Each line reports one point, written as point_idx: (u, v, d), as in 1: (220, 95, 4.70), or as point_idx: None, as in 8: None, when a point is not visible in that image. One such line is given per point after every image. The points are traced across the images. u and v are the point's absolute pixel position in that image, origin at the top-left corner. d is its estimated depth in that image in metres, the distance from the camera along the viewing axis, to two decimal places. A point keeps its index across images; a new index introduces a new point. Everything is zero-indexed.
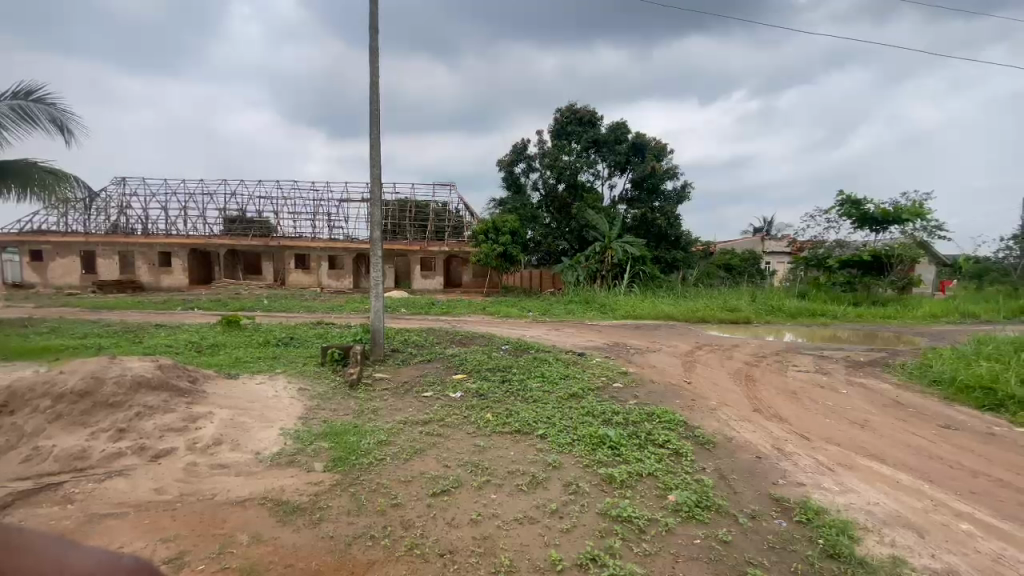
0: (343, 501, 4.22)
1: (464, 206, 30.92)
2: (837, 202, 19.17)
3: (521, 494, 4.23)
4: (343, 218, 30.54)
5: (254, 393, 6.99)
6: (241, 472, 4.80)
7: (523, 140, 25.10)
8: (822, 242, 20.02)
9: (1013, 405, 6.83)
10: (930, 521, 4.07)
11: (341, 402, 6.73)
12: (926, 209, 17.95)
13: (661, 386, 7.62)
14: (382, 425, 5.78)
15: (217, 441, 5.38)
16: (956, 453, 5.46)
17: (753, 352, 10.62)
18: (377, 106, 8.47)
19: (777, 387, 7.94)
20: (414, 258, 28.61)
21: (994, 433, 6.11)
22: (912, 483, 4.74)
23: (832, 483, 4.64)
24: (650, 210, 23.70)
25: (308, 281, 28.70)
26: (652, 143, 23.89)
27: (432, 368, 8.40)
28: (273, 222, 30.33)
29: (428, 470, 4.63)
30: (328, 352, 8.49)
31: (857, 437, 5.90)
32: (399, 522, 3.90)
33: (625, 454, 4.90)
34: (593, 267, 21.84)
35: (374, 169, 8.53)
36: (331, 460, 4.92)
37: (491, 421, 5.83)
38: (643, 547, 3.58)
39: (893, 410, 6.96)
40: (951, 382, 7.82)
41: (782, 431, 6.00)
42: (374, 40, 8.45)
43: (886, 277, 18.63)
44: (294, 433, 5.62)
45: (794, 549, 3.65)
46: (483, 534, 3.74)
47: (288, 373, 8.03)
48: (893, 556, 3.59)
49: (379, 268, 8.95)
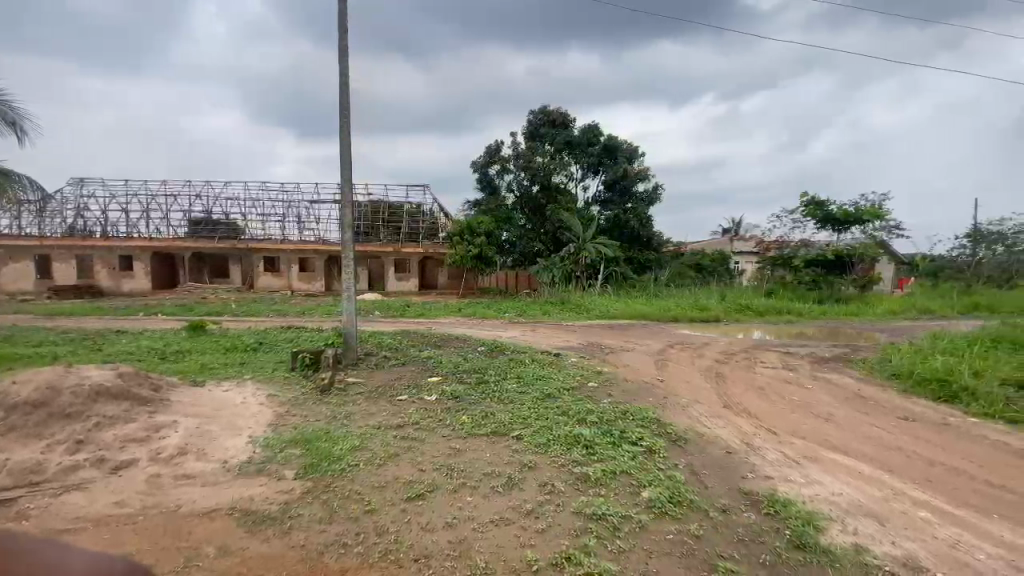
0: (315, 508, 4.13)
1: (438, 207, 30.79)
2: (802, 203, 19.76)
3: (496, 496, 4.22)
4: (314, 220, 30.00)
5: (221, 400, 6.79)
6: (207, 481, 4.65)
7: (498, 141, 25.10)
8: (787, 242, 20.51)
9: (967, 396, 7.17)
10: (889, 509, 4.24)
11: (313, 407, 6.59)
12: (884, 210, 18.71)
13: (634, 385, 7.73)
14: (355, 431, 5.68)
15: (182, 451, 5.20)
16: (913, 444, 5.71)
17: (723, 350, 10.88)
18: (347, 105, 8.34)
19: (747, 383, 8.14)
20: (386, 260, 28.26)
21: (949, 424, 6.39)
22: (874, 474, 4.93)
23: (797, 476, 4.78)
24: (622, 212, 24.10)
25: (279, 284, 28.06)
26: (624, 146, 24.27)
27: (407, 371, 8.29)
28: (240, 224, 29.57)
29: (402, 475, 4.57)
30: (298, 357, 8.31)
31: (822, 430, 6.10)
32: (372, 528, 3.84)
33: (600, 453, 4.94)
34: (568, 267, 22.03)
35: (345, 170, 8.39)
36: (301, 467, 4.82)
37: (468, 423, 5.81)
38: (618, 544, 3.62)
39: (855, 403, 7.22)
40: (910, 375, 8.16)
41: (751, 426, 6.15)
42: (344, 40, 8.31)
43: (847, 276, 19.39)
44: (263, 440, 5.48)
45: (762, 540, 3.74)
46: (458, 538, 3.71)
47: (257, 379, 7.83)
48: (855, 544, 3.72)
49: (351, 271, 8.79)
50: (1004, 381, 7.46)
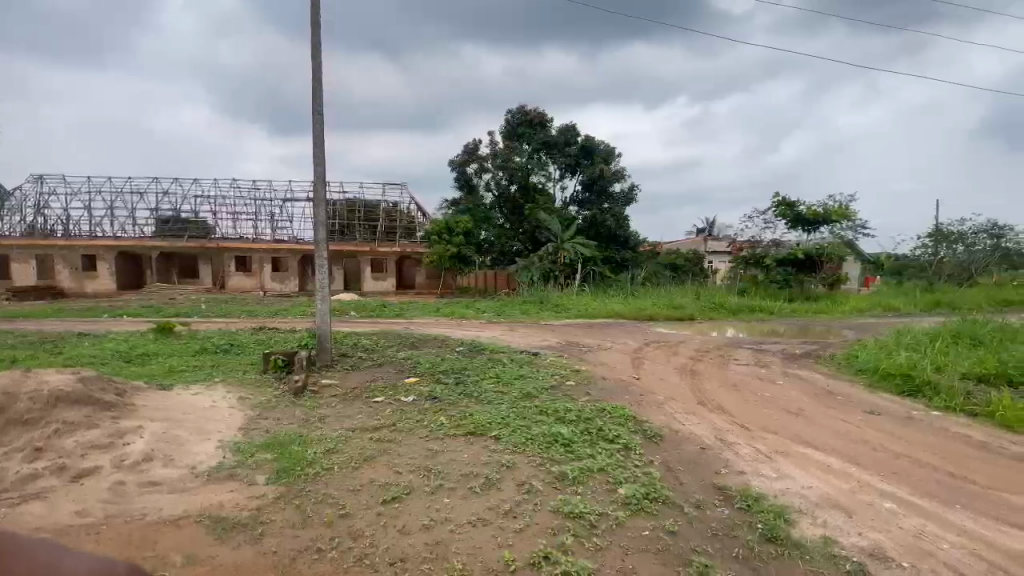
0: (288, 514, 4.03)
1: (415, 206, 30.50)
2: (773, 204, 20.22)
3: (474, 497, 4.19)
4: (288, 219, 29.41)
5: (190, 404, 6.58)
6: (174, 488, 4.50)
7: (475, 140, 25.02)
8: (758, 242, 20.94)
9: (928, 390, 7.44)
10: (857, 501, 4.37)
11: (286, 410, 6.45)
12: (851, 211, 19.27)
13: (611, 383, 7.79)
14: (330, 433, 5.57)
15: (148, 457, 5.02)
16: (879, 437, 5.89)
17: (697, 347, 11.06)
18: (320, 103, 8.18)
19: (721, 380, 8.29)
20: (362, 260, 27.85)
21: (913, 417, 6.62)
22: (842, 467, 5.07)
23: (769, 470, 4.89)
24: (600, 212, 24.31)
25: (251, 285, 27.37)
26: (601, 147, 24.46)
27: (383, 372, 8.18)
28: (211, 223, 28.82)
29: (378, 478, 4.51)
30: (271, 359, 8.12)
31: (793, 425, 6.25)
32: (347, 533, 3.78)
33: (577, 451, 4.96)
34: (547, 267, 22.15)
35: (317, 168, 8.23)
36: (274, 472, 4.70)
37: (446, 424, 5.76)
38: (595, 541, 3.64)
39: (824, 398, 7.43)
40: (876, 370, 8.43)
41: (725, 422, 6.27)
42: (316, 36, 8.16)
43: (816, 275, 19.95)
44: (233, 445, 5.33)
45: (735, 535, 3.81)
46: (435, 540, 3.67)
47: (227, 382, 7.63)
48: (824, 536, 3.82)
49: (324, 271, 8.63)
50: (963, 375, 7.77)
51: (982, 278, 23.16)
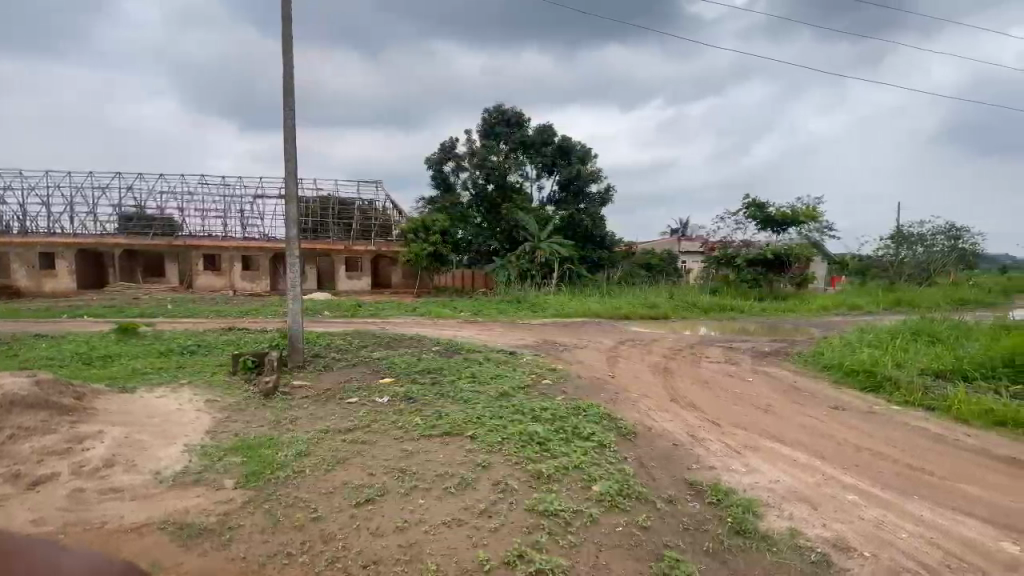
0: (257, 518, 3.94)
1: (391, 204, 30.13)
2: (744, 205, 20.72)
3: (449, 497, 4.16)
4: (259, 216, 28.74)
5: (154, 408, 6.37)
6: (137, 495, 4.35)
7: (452, 138, 24.90)
8: (730, 242, 21.41)
9: (889, 385, 7.74)
10: (821, 493, 4.52)
11: (255, 413, 6.30)
12: (818, 213, 19.87)
13: (587, 381, 7.86)
14: (300, 436, 5.46)
15: (109, 463, 4.83)
16: (843, 431, 6.09)
17: (671, 346, 11.25)
18: (292, 97, 8.00)
19: (693, 377, 8.46)
20: (336, 259, 27.37)
21: (875, 412, 6.87)
22: (807, 460, 5.24)
23: (739, 465, 5.01)
24: (576, 212, 24.48)
25: (219, 284, 26.60)
26: (578, 147, 24.59)
27: (357, 373, 8.05)
28: (178, 220, 27.96)
29: (351, 480, 4.43)
30: (239, 360, 7.91)
31: (761, 421, 6.42)
32: (318, 536, 3.71)
33: (552, 450, 4.98)
34: (524, 266, 22.17)
35: (288, 165, 8.06)
36: (242, 475, 4.58)
37: (421, 424, 5.71)
38: (568, 539, 3.66)
39: (792, 394, 7.65)
40: (840, 367, 8.72)
41: (697, 419, 6.39)
42: (287, 30, 7.98)
43: (784, 274, 20.53)
44: (199, 449, 5.18)
45: (705, 529, 3.89)
46: (409, 541, 3.64)
47: (193, 384, 7.40)
48: (790, 528, 3.94)
49: (295, 269, 8.44)
50: (922, 371, 8.11)
51: (940, 278, 24.19)
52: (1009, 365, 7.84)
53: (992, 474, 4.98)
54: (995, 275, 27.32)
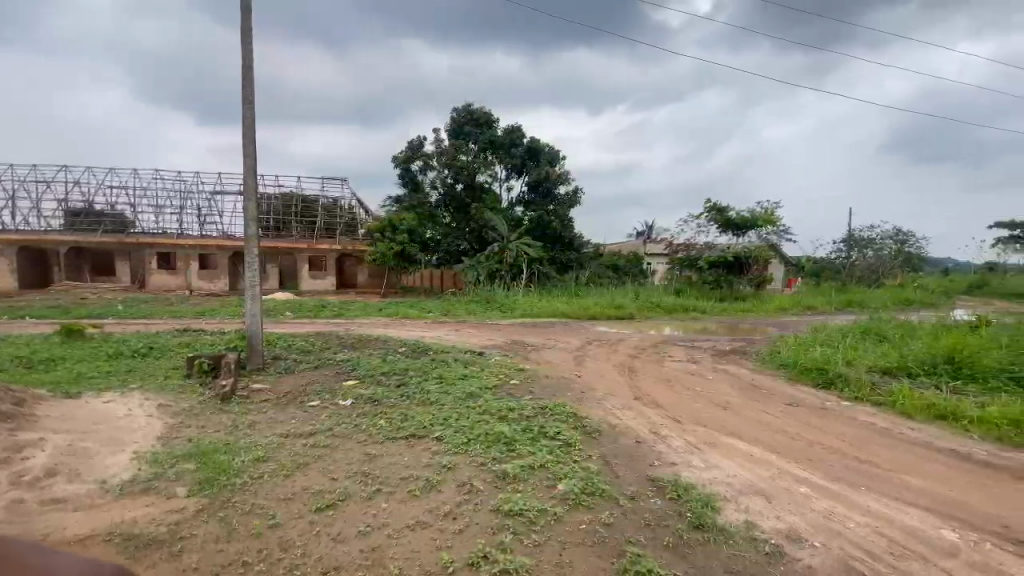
0: (210, 527, 3.79)
1: (357, 202, 29.58)
2: (706, 209, 21.32)
3: (413, 500, 4.12)
4: (217, 213, 27.74)
5: (101, 414, 6.04)
6: (81, 506, 4.12)
7: (420, 137, 24.69)
8: (693, 245, 22.00)
9: (840, 382, 8.10)
10: (776, 486, 4.70)
11: (211, 417, 6.07)
12: (775, 217, 20.62)
13: (553, 381, 7.91)
14: (259, 441, 5.30)
15: (50, 473, 4.57)
16: (797, 426, 6.35)
17: (636, 345, 11.45)
18: (251, 91, 7.76)
19: (656, 376, 8.65)
20: (300, 258, 26.67)
21: (827, 408, 7.18)
22: (763, 455, 5.43)
23: (699, 461, 5.15)
24: (545, 213, 24.62)
25: (175, 283, 25.51)
26: (546, 148, 24.70)
27: (320, 375, 7.88)
28: (130, 216, 26.71)
29: (312, 485, 4.33)
30: (195, 362, 7.61)
31: (721, 418, 6.61)
32: (276, 544, 3.61)
33: (519, 449, 5.01)
34: (492, 266, 22.16)
35: (247, 160, 7.81)
36: (196, 483, 4.41)
37: (386, 427, 5.62)
38: (533, 538, 3.68)
39: (749, 391, 7.92)
40: (795, 365, 9.07)
41: (659, 416, 6.53)
42: (247, 21, 7.73)
43: (744, 276, 21.24)
44: (150, 456, 4.95)
45: (666, 524, 3.98)
46: (371, 546, 3.58)
47: (144, 388, 7.07)
48: (746, 521, 4.07)
49: (255, 268, 8.18)
50: (869, 368, 8.54)
51: (888, 279, 25.49)
52: (948, 362, 8.33)
53: (932, 465, 5.28)
54: (937, 278, 29.02)
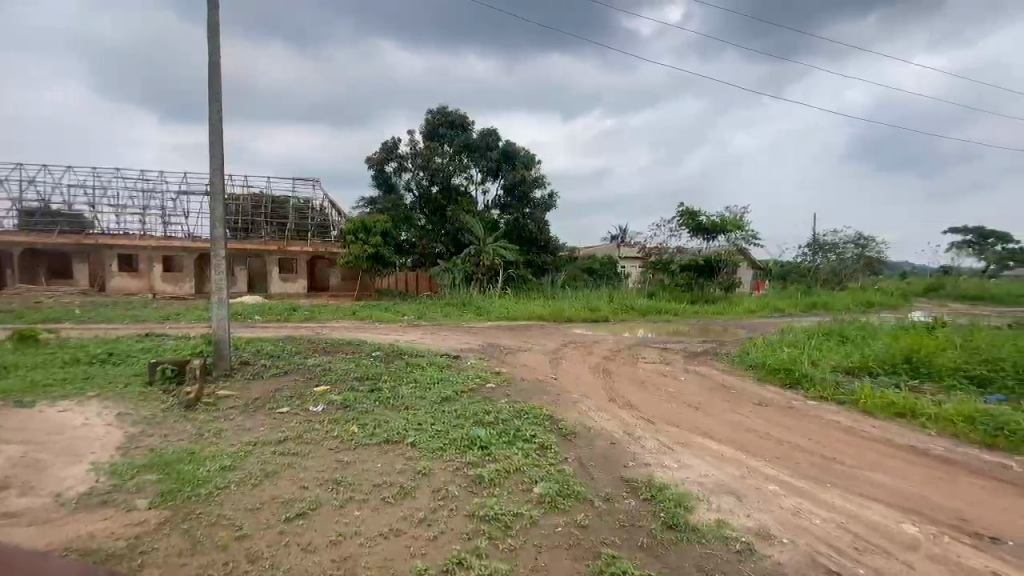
0: (173, 540, 3.65)
1: (330, 203, 29.08)
2: (678, 214, 21.70)
3: (386, 508, 4.04)
4: (183, 213, 26.87)
5: (57, 423, 5.77)
6: (33, 520, 3.91)
7: (394, 138, 24.45)
8: (665, 249, 22.37)
9: (806, 381, 8.34)
10: (746, 485, 4.80)
11: (174, 425, 5.85)
12: (744, 222, 21.09)
13: (529, 384, 7.93)
14: (226, 449, 5.14)
15: (1, 486, 4.34)
16: (766, 425, 6.51)
17: (610, 347, 11.59)
18: (218, 89, 7.55)
19: (630, 377, 8.77)
20: (269, 260, 26.07)
21: (793, 407, 7.39)
22: (733, 454, 5.55)
23: (671, 461, 5.23)
24: (521, 216, 24.69)
25: (137, 286, 24.61)
26: (522, 152, 24.80)
27: (290, 381, 7.68)
28: (89, 217, 25.68)
29: (280, 495, 4.21)
30: (158, 369, 7.34)
31: (692, 418, 6.73)
32: (243, 556, 3.49)
33: (494, 453, 4.99)
34: (469, 270, 22.07)
35: (214, 159, 7.59)
36: (158, 494, 4.24)
37: (359, 433, 5.51)
38: (509, 542, 3.67)
39: (720, 392, 8.08)
40: (764, 365, 9.31)
41: (633, 417, 6.61)
42: (214, 16, 7.53)
43: (715, 280, 21.73)
44: (109, 466, 4.75)
45: (641, 524, 4.01)
46: (343, 555, 3.49)
47: (102, 396, 6.78)
48: (718, 519, 4.14)
49: (222, 271, 7.94)
50: (833, 368, 8.82)
51: (850, 282, 26.46)
52: (907, 362, 8.68)
53: (893, 461, 5.49)
54: (896, 281, 30.30)
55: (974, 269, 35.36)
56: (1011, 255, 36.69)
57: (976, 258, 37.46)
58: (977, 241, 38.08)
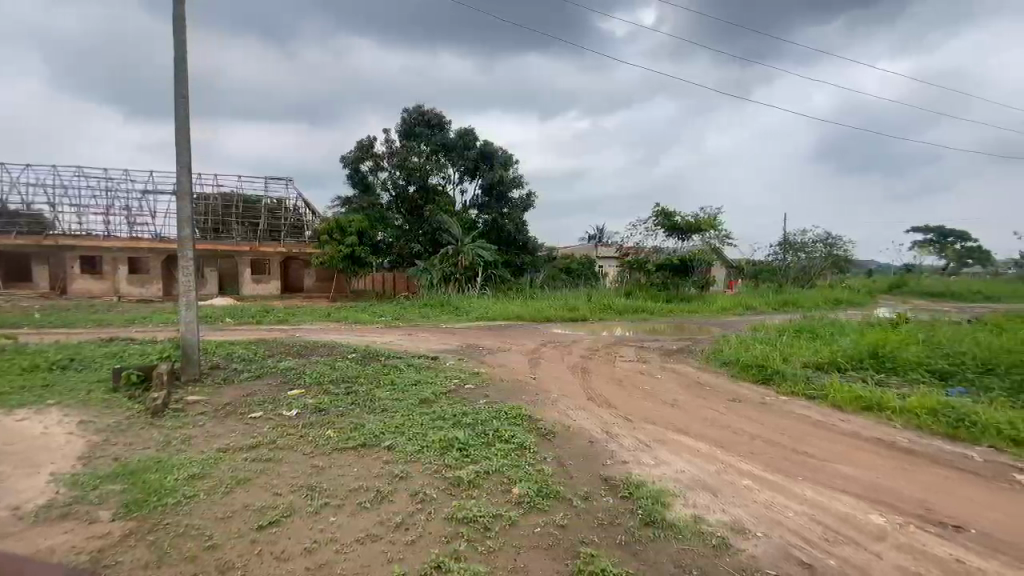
0: (139, 552, 3.51)
1: (303, 203, 28.53)
2: (654, 215, 21.96)
3: (363, 512, 3.98)
4: (150, 213, 26.04)
5: (13, 433, 5.51)
6: None
7: (370, 137, 24.17)
8: (641, 248, 22.63)
9: (777, 377, 8.56)
10: (721, 480, 4.88)
11: (140, 433, 5.65)
12: (717, 222, 21.45)
13: (508, 384, 7.91)
14: (196, 456, 4.98)
15: None
16: (740, 421, 6.63)
17: (589, 346, 11.66)
18: (184, 84, 7.31)
19: (608, 376, 8.84)
20: (241, 261, 25.47)
21: (766, 402, 7.55)
22: (709, 450, 5.63)
23: (648, 458, 5.28)
24: (499, 217, 24.68)
25: (101, 289, 23.77)
26: (500, 152, 24.76)
27: (263, 385, 7.50)
28: (48, 217, 24.69)
29: (253, 502, 4.10)
30: (122, 374, 7.08)
31: (669, 415, 6.81)
32: (213, 566, 3.38)
33: (472, 455, 4.96)
34: (447, 270, 21.91)
35: (181, 156, 7.35)
36: (122, 505, 4.08)
37: (334, 438, 5.40)
38: (487, 544, 3.64)
39: (697, 389, 8.21)
40: (737, 362, 9.51)
41: (610, 415, 6.66)
42: (179, 9, 7.29)
43: (689, 278, 22.14)
44: (70, 477, 4.54)
45: (619, 522, 4.03)
46: (318, 563, 3.42)
47: (64, 404, 6.50)
48: (694, 515, 4.19)
49: (190, 272, 7.70)
50: (804, 364, 9.05)
51: (819, 280, 27.16)
52: (873, 357, 8.96)
53: (861, 453, 5.65)
54: (862, 279, 31.25)
55: (934, 267, 36.80)
56: (969, 253, 38.33)
57: (936, 256, 38.98)
58: (937, 240, 39.62)
